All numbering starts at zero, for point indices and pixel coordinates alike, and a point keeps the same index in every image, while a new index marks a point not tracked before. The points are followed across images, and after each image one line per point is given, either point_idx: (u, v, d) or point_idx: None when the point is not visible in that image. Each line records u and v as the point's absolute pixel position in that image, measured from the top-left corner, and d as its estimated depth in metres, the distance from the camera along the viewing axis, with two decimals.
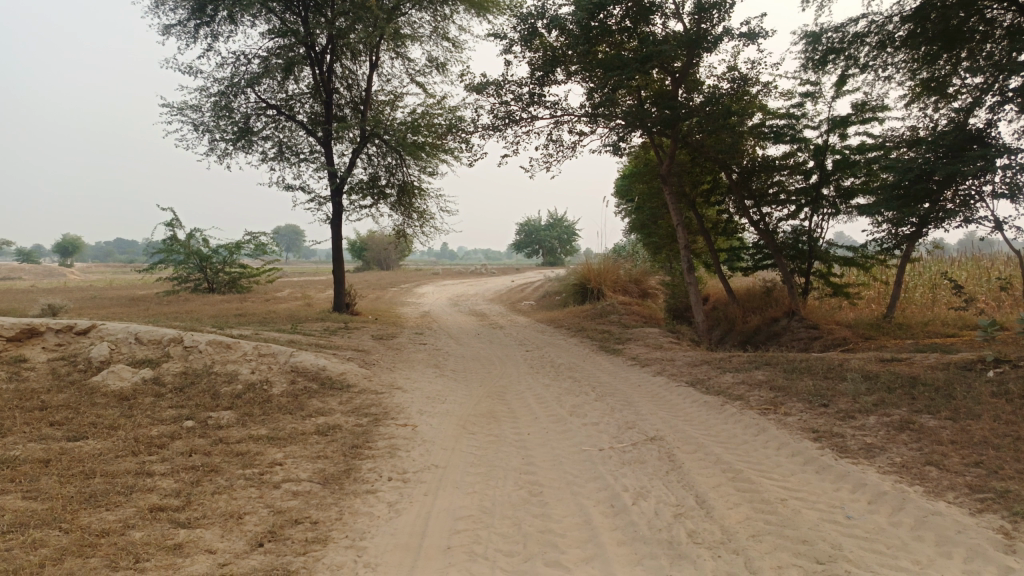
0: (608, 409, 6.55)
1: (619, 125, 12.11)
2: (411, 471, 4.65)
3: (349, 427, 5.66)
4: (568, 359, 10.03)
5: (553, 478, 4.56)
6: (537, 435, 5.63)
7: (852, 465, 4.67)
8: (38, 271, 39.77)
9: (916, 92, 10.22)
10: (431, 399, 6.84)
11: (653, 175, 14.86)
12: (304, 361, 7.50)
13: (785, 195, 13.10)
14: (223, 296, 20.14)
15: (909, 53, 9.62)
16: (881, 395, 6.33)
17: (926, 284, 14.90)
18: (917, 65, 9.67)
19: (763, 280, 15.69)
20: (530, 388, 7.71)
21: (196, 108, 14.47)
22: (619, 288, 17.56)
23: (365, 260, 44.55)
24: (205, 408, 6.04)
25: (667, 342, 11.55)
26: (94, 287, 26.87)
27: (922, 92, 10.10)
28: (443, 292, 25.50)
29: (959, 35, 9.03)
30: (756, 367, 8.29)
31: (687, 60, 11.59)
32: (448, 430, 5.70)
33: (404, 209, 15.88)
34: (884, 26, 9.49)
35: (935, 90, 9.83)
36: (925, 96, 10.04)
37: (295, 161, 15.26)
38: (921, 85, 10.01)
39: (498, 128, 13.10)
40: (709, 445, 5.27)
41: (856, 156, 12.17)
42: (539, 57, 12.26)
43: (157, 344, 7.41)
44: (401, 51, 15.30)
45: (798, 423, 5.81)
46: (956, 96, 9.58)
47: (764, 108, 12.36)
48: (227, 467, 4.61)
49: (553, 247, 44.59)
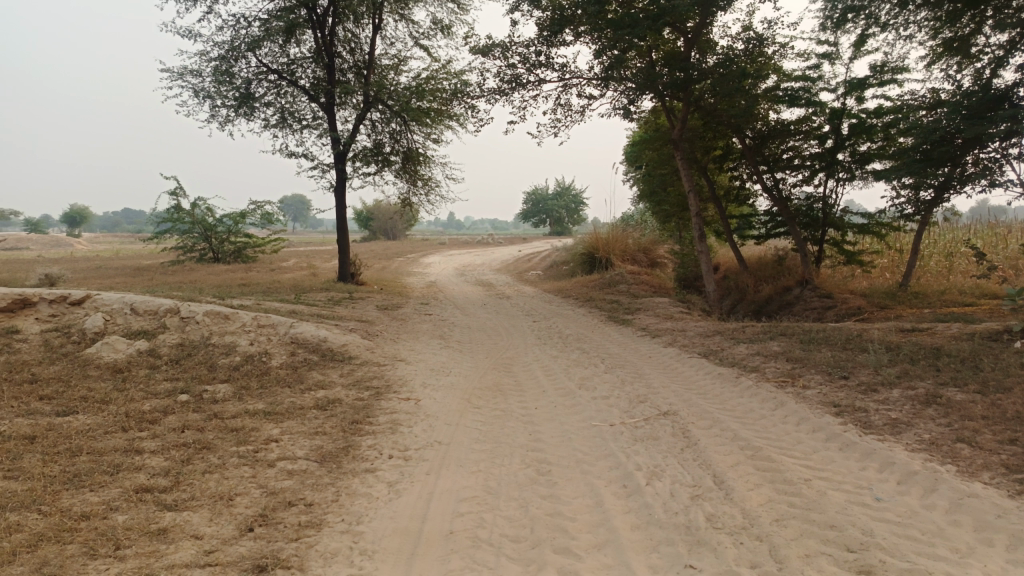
0: (618, 382, 6.30)
1: (629, 87, 11.71)
2: (413, 447, 4.43)
3: (350, 401, 5.44)
4: (576, 330, 9.78)
5: (562, 456, 4.33)
6: (544, 410, 5.40)
7: (877, 442, 4.42)
8: (47, 242, 39.57)
9: (937, 52, 9.79)
10: (435, 371, 6.61)
11: (663, 141, 14.45)
12: (304, 333, 7.28)
13: (799, 160, 12.71)
14: (228, 266, 19.93)
15: (931, 9, 9.19)
16: (904, 367, 6.06)
17: (942, 252, 14.53)
18: (940, 23, 9.25)
19: (775, 249, 15.35)
20: (538, 359, 7.48)
21: (196, 73, 14.12)
22: (628, 257, 17.25)
23: (371, 230, 44.26)
24: (201, 382, 5.82)
25: (678, 313, 11.31)
26: (99, 258, 26.70)
27: (944, 53, 9.67)
28: (449, 262, 25.28)
29: None
30: (771, 338, 8.03)
31: (700, 20, 11.15)
32: (453, 404, 5.48)
33: (409, 176, 15.55)
34: None
35: (958, 50, 9.39)
36: (947, 57, 9.61)
37: (297, 128, 14.93)
38: (944, 45, 9.60)
39: (505, 92, 12.71)
40: (725, 421, 5.03)
41: (873, 120, 11.76)
42: (547, 17, 11.83)
43: (153, 314, 7.18)
44: (404, 14, 14.84)
45: (818, 396, 5.56)
46: (980, 56, 9.15)
47: (779, 70, 11.92)
48: (221, 444, 4.40)
49: (560, 217, 44.16)
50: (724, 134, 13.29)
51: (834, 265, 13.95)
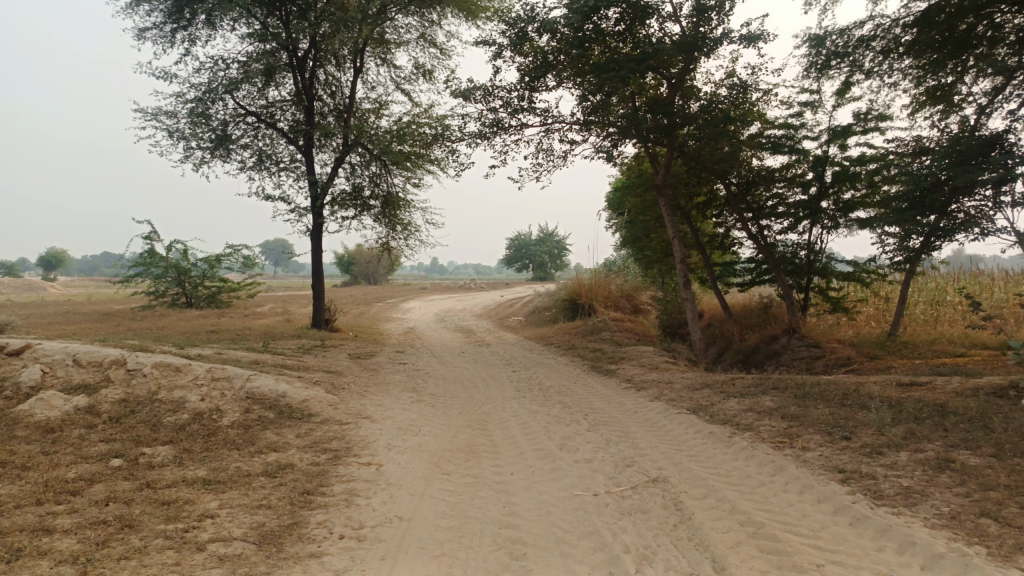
0: (602, 443, 5.79)
1: (612, 132, 11.47)
2: (368, 525, 3.89)
3: (304, 467, 4.88)
4: (558, 381, 9.27)
5: (538, 535, 3.81)
6: (521, 476, 4.88)
7: (893, 517, 3.93)
8: (21, 285, 38.54)
9: (921, 100, 9.63)
10: (403, 430, 6.06)
11: (646, 186, 14.21)
12: (262, 387, 6.71)
13: (783, 207, 12.42)
14: (201, 311, 19.27)
15: (913, 59, 9.01)
16: (909, 427, 5.61)
17: (928, 301, 14.27)
18: (922, 72, 9.05)
19: (760, 297, 15.02)
20: (516, 415, 6.95)
21: (171, 115, 13.76)
22: (611, 304, 16.86)
23: (353, 274, 43.71)
24: (140, 444, 5.24)
25: (663, 362, 10.86)
26: (70, 302, 25.92)
27: (927, 101, 9.51)
28: (429, 307, 24.85)
29: (966, 42, 8.31)
30: (763, 392, 7.57)
31: (684, 66, 11.00)
32: (419, 470, 4.93)
33: (389, 221, 15.12)
34: (890, 29, 8.96)
35: (941, 98, 9.26)
36: (930, 105, 9.47)
37: (274, 171, 14.55)
38: (927, 93, 9.43)
39: (486, 136, 12.43)
40: (720, 490, 4.53)
41: (856, 167, 11.57)
42: (529, 62, 11.59)
43: (97, 366, 6.58)
44: (386, 58, 14.65)
45: (820, 460, 5.08)
46: (964, 104, 9.00)
47: (761, 118, 11.76)
48: (147, 522, 3.82)
49: (543, 262, 43.98)
50: (708, 180, 13.06)
51: (819, 314, 13.63)
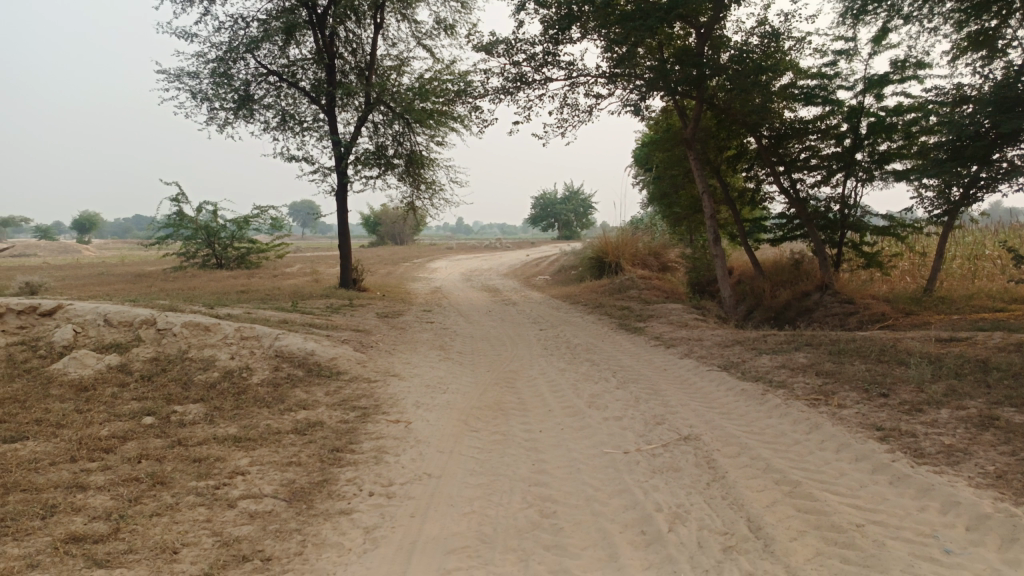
0: (632, 400, 5.71)
1: (640, 85, 11.17)
2: (398, 482, 3.87)
3: (333, 424, 4.88)
4: (586, 339, 9.20)
5: (568, 493, 3.76)
6: (550, 434, 4.83)
7: (935, 476, 3.81)
8: (57, 248, 39.31)
9: (962, 47, 9.18)
10: (431, 388, 6.04)
11: (674, 141, 13.88)
12: (290, 346, 6.73)
13: (815, 160, 12.05)
14: (230, 272, 19.45)
15: (955, 2, 8.57)
16: (950, 383, 5.44)
17: (966, 255, 13.86)
18: (963, 17, 8.61)
19: (791, 253, 14.72)
20: (544, 373, 6.89)
21: (193, 75, 13.68)
22: (639, 261, 16.66)
23: (379, 234, 43.81)
24: (171, 401, 5.28)
25: (693, 319, 10.72)
26: (104, 265, 26.33)
27: (968, 46, 9.01)
28: (455, 266, 24.86)
29: None
30: (796, 348, 7.42)
31: (713, 14, 10.61)
32: (447, 427, 4.91)
33: (413, 179, 14.99)
34: None
35: (983, 45, 8.77)
36: (971, 51, 8.95)
37: (298, 131, 14.45)
38: (969, 38, 8.96)
39: (509, 91, 12.17)
40: (754, 447, 4.44)
41: (893, 118, 11.14)
42: (553, 14, 11.25)
43: (127, 326, 6.63)
44: (407, 14, 14.35)
45: (857, 418, 4.95)
46: (1007, 50, 8.55)
47: (794, 67, 11.34)
48: (178, 479, 3.84)
49: (569, 220, 43.64)
50: (738, 134, 12.70)
51: (853, 269, 13.31)
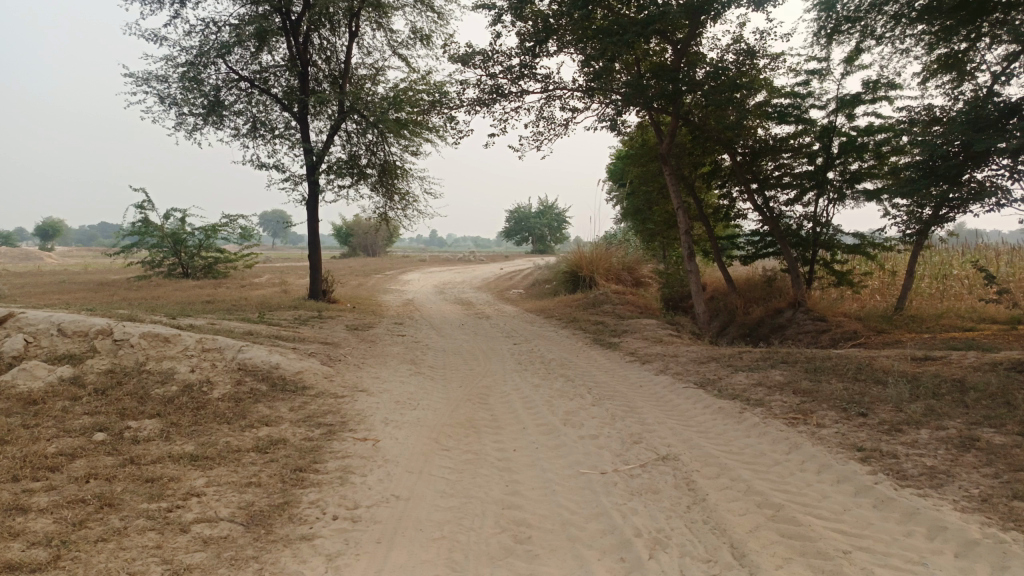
0: (608, 418, 5.56)
1: (616, 99, 11.13)
2: (364, 505, 3.66)
3: (296, 442, 4.65)
4: (560, 354, 9.05)
5: (544, 517, 3.59)
6: (524, 453, 4.66)
7: (919, 499, 3.71)
8: (16, 255, 38.14)
9: (932, 68, 9.32)
10: (401, 404, 5.83)
11: (649, 156, 13.87)
12: (254, 359, 6.47)
13: (788, 177, 12.09)
14: (197, 281, 18.99)
15: (924, 25, 8.58)
16: (928, 403, 5.38)
17: (934, 275, 14.02)
18: (934, 39, 8.66)
19: (763, 270, 14.77)
20: (517, 389, 6.72)
21: (162, 79, 13.36)
22: (613, 276, 16.61)
23: (351, 246, 43.36)
24: (125, 417, 5.01)
25: (667, 335, 10.64)
26: (66, 273, 25.65)
27: (938, 69, 9.21)
28: (428, 279, 24.62)
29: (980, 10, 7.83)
30: (772, 366, 7.34)
31: (690, 30, 10.64)
32: (417, 446, 4.70)
33: (386, 190, 14.78)
34: None
35: (953, 67, 8.89)
36: (941, 74, 9.17)
37: (270, 138, 14.18)
38: (939, 60, 9.11)
39: (485, 103, 12.06)
40: (734, 468, 4.31)
41: (864, 137, 11.23)
42: (529, 27, 11.18)
43: (82, 336, 6.32)
44: (382, 23, 14.20)
45: (837, 437, 4.86)
46: (977, 73, 8.66)
47: (768, 85, 11.38)
48: (128, 500, 3.59)
49: (542, 235, 43.67)
50: (713, 150, 12.72)
51: (824, 287, 13.37)
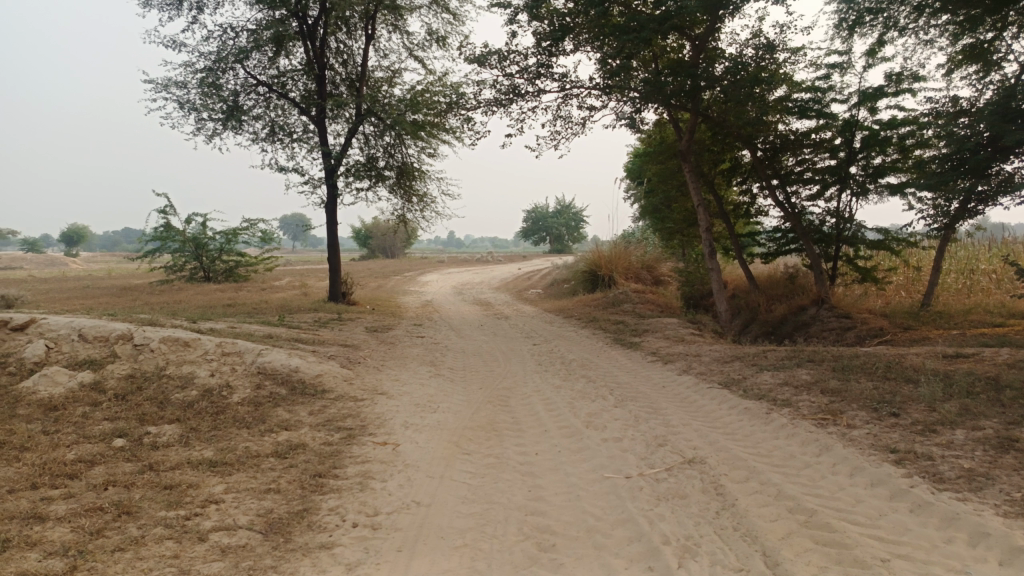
0: (631, 420, 5.46)
1: (634, 97, 11.00)
2: (384, 512, 3.59)
3: (316, 447, 4.60)
4: (580, 355, 8.94)
5: (568, 523, 3.50)
6: (546, 456, 4.57)
7: (958, 503, 3.56)
8: (42, 261, 38.70)
9: (957, 59, 9.04)
10: (420, 407, 5.77)
11: (668, 154, 13.71)
12: (273, 362, 6.44)
13: (810, 173, 11.87)
14: (217, 285, 19.09)
15: (949, 15, 8.36)
16: (963, 402, 5.22)
17: (961, 269, 13.72)
18: (960, 29, 8.43)
19: (786, 267, 14.55)
20: (538, 391, 6.63)
21: (181, 85, 13.43)
22: (632, 275, 16.46)
23: (369, 248, 43.50)
24: (145, 422, 4.98)
25: (689, 334, 10.49)
26: (90, 278, 25.94)
27: (963, 60, 8.92)
28: (446, 280, 24.61)
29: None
30: (798, 365, 7.18)
31: (709, 25, 10.50)
32: (438, 450, 4.62)
33: (404, 192, 14.75)
34: None
35: (978, 57, 8.65)
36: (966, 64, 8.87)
37: (288, 142, 14.21)
38: (964, 51, 8.84)
39: (502, 103, 11.99)
40: (763, 471, 4.19)
41: (887, 131, 11.00)
42: (545, 25, 11.08)
43: (103, 341, 6.32)
44: (398, 25, 14.18)
45: (868, 439, 4.71)
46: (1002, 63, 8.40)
47: (789, 80, 11.19)
48: (146, 508, 3.55)
49: (560, 235, 43.54)
50: (733, 147, 12.54)
51: (848, 283, 13.13)
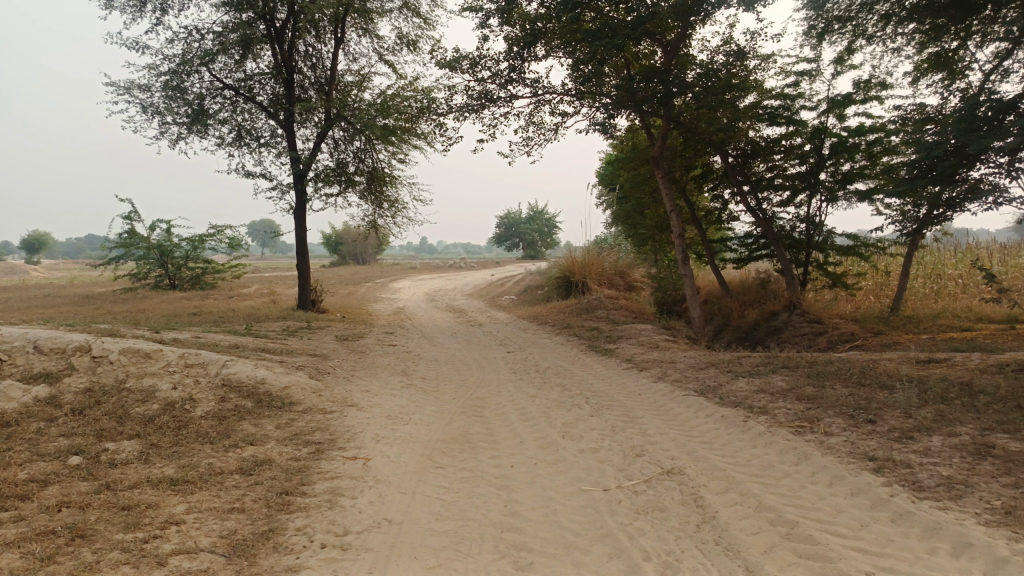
0: (607, 430, 5.37)
1: (607, 103, 10.97)
2: (354, 531, 3.45)
3: (283, 462, 4.43)
4: (555, 362, 8.84)
5: (546, 540, 3.38)
6: (522, 469, 4.45)
7: (939, 512, 3.52)
8: (1, 269, 37.59)
9: (923, 67, 9.14)
10: (392, 419, 5.61)
11: (640, 160, 13.72)
12: (239, 374, 6.24)
13: (780, 179, 11.94)
14: (184, 293, 18.68)
15: (916, 24, 8.44)
16: (938, 408, 5.20)
17: (928, 275, 13.91)
18: (926, 38, 8.49)
19: (757, 272, 14.63)
20: (512, 400, 6.51)
21: (145, 88, 13.10)
22: (605, 281, 16.44)
23: (341, 254, 43.07)
24: (103, 438, 4.76)
25: (663, 341, 10.46)
26: (51, 286, 25.27)
27: (930, 68, 9.00)
28: (419, 286, 24.39)
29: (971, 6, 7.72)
30: (773, 371, 7.16)
31: (680, 31, 10.52)
32: (410, 464, 4.49)
33: (375, 198, 14.56)
34: None
35: (944, 66, 8.71)
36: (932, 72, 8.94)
37: (255, 147, 13.94)
38: (929, 60, 8.94)
39: (474, 109, 11.88)
40: (743, 482, 4.12)
41: (855, 138, 11.10)
42: (517, 31, 11.01)
43: (59, 353, 6.06)
44: (368, 29, 14.01)
45: (846, 446, 4.67)
46: (967, 71, 8.48)
47: (759, 87, 11.24)
48: (102, 531, 3.36)
49: (532, 240, 43.52)
50: (704, 152, 12.58)
51: (818, 289, 13.23)
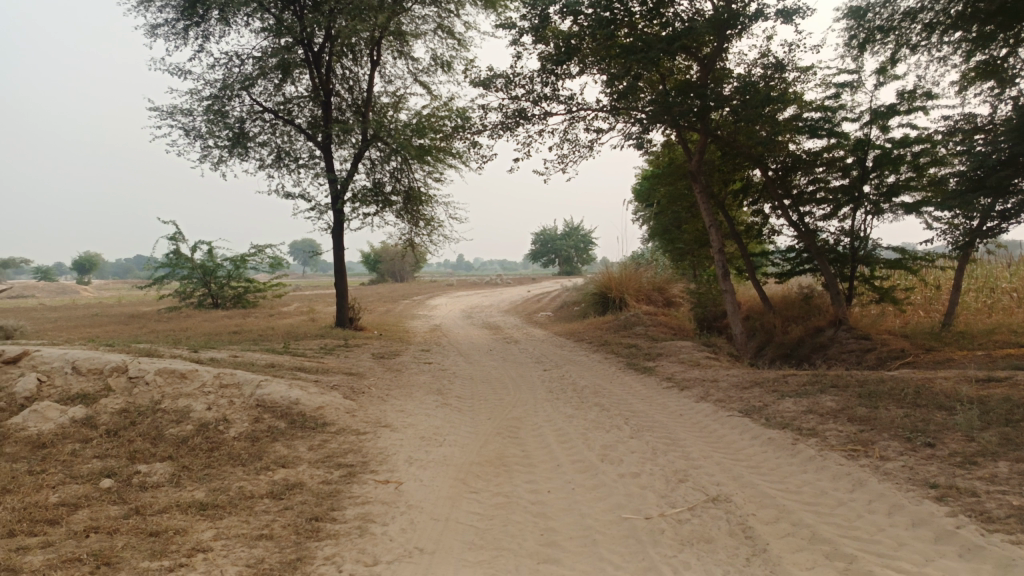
0: (649, 452, 5.16)
1: (642, 118, 10.79)
2: (384, 561, 3.31)
3: (314, 486, 4.33)
4: (593, 381, 8.65)
5: (585, 572, 3.20)
6: (559, 495, 4.28)
7: (1013, 546, 3.24)
8: (52, 289, 38.70)
9: (970, 77, 8.72)
10: (425, 441, 5.49)
11: (677, 174, 13.49)
12: (272, 394, 6.19)
13: (823, 193, 11.59)
14: (226, 312, 18.93)
15: (962, 32, 8.11)
16: (1003, 431, 4.88)
17: (982, 288, 13.35)
18: (972, 46, 8.14)
19: (800, 287, 14.23)
20: (549, 420, 6.34)
21: (187, 113, 13.35)
22: (643, 297, 16.18)
23: (379, 272, 43.43)
24: (136, 461, 4.72)
25: (704, 358, 10.18)
26: (100, 305, 25.93)
27: (977, 76, 8.58)
28: (455, 303, 24.37)
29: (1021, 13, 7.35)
30: (821, 390, 6.87)
31: (717, 45, 10.32)
32: (443, 489, 4.35)
33: (411, 217, 14.58)
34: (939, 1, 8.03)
35: (993, 74, 8.33)
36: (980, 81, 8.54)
37: (294, 168, 14.08)
38: (977, 68, 8.51)
39: (509, 126, 11.81)
40: (793, 510, 3.89)
41: (900, 150, 10.72)
42: (551, 48, 10.94)
43: (97, 374, 6.08)
44: (404, 50, 14.10)
45: (905, 472, 4.39)
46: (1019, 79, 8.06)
47: (798, 99, 10.97)
48: (128, 558, 3.27)
49: (569, 256, 43.29)
50: (744, 166, 12.30)
51: (864, 304, 12.79)
